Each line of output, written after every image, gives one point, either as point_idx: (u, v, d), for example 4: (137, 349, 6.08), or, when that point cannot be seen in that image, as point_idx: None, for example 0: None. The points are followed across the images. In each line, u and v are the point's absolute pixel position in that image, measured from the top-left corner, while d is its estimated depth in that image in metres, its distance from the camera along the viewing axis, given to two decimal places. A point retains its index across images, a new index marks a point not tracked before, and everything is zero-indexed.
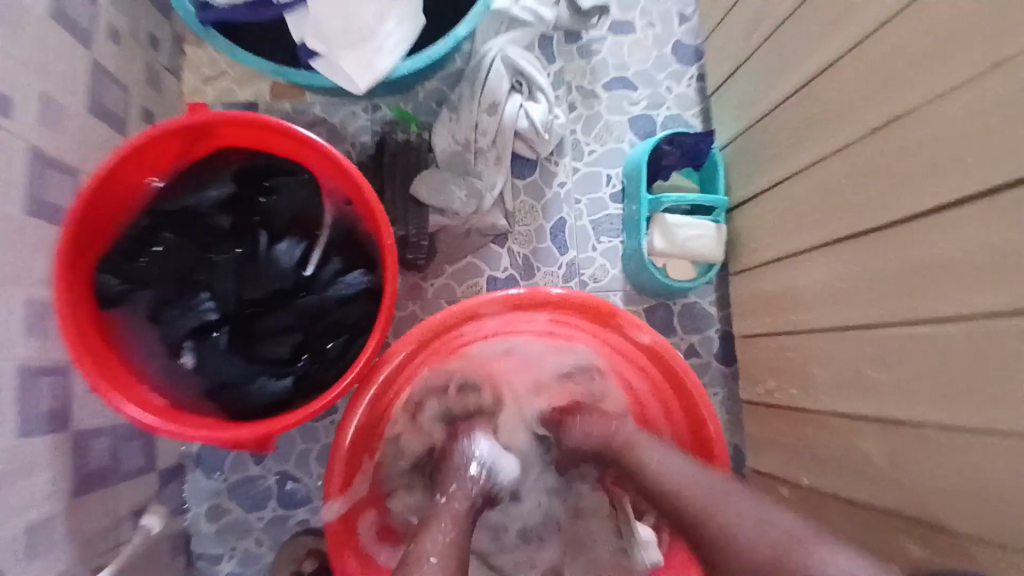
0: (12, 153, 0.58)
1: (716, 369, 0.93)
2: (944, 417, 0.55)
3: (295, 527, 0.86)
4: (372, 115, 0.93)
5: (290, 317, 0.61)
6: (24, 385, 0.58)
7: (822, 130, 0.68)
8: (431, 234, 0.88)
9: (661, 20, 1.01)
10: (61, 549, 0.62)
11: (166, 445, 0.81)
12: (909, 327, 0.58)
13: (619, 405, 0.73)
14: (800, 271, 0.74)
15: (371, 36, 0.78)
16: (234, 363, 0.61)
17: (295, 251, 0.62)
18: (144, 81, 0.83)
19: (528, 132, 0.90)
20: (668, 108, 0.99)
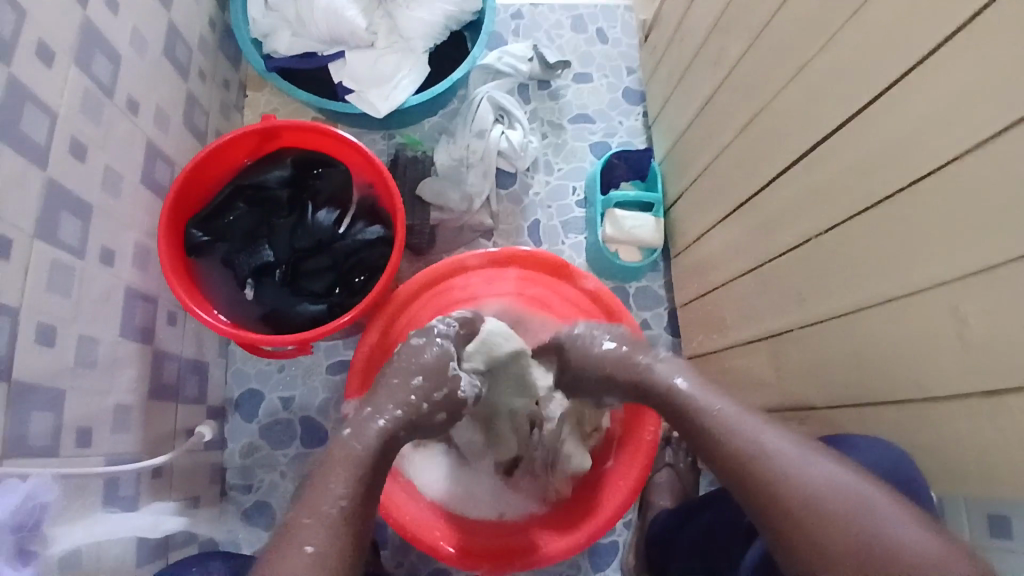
0: (135, 140, 0.82)
1: (665, 338, 1.14)
2: (795, 319, 0.76)
3: None
4: (388, 141, 1.20)
5: (326, 259, 0.84)
6: (128, 302, 0.80)
7: (716, 133, 0.93)
8: (432, 227, 1.13)
9: (613, 72, 1.30)
10: (139, 434, 0.80)
11: (214, 387, 1.01)
12: (772, 261, 0.80)
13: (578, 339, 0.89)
14: (712, 240, 0.96)
15: (390, 79, 1.06)
16: (282, 294, 0.83)
17: (331, 215, 0.86)
18: (218, 110, 1.10)
19: (509, 151, 1.16)
20: (619, 137, 1.26)
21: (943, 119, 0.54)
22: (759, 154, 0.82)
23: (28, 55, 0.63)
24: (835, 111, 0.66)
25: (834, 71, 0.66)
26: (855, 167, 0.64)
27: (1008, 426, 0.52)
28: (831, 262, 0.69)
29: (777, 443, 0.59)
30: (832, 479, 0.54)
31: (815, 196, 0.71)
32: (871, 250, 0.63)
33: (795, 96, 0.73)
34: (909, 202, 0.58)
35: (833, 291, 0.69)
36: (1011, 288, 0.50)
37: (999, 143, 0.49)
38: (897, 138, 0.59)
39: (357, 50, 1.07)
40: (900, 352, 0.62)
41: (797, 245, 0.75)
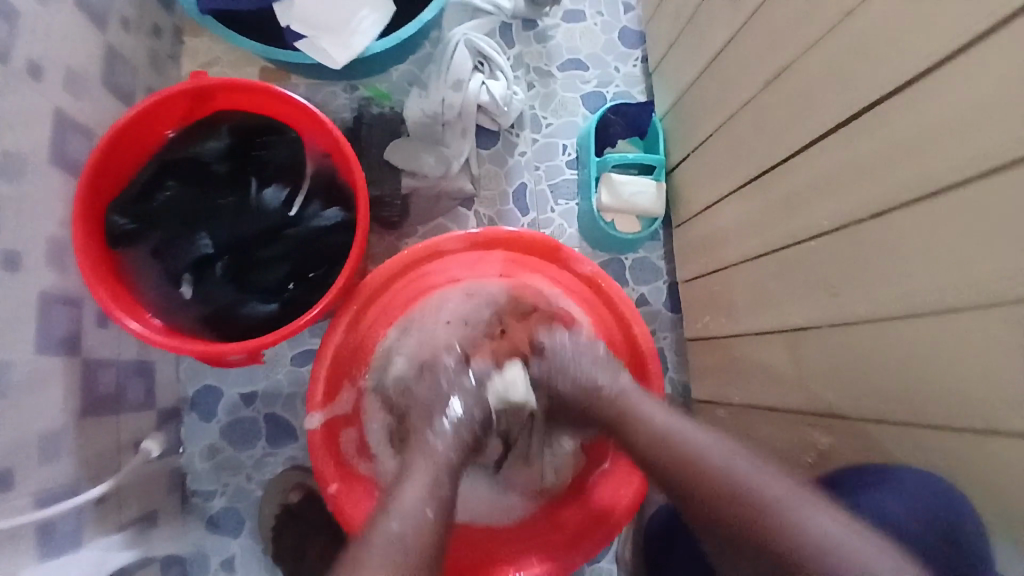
0: (42, 112, 0.68)
1: (664, 315, 1.04)
2: (824, 316, 0.66)
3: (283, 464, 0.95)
4: (350, 94, 1.04)
5: (277, 248, 0.71)
6: (44, 308, 0.68)
7: (733, 91, 0.80)
8: (404, 196, 0.99)
9: (608, 9, 1.13)
10: (71, 458, 0.71)
11: (164, 386, 0.90)
12: (795, 246, 0.70)
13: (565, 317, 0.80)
14: (724, 214, 0.85)
15: (348, 21, 0.89)
16: (227, 291, 0.71)
17: (280, 195, 0.73)
18: (149, 64, 0.93)
19: (490, 106, 1.01)
20: (615, 86, 1.11)
21: None
22: (789, 120, 0.69)
23: None
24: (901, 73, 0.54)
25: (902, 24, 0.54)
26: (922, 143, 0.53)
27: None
28: (880, 252, 0.59)
29: (748, 472, 0.57)
30: (844, 543, 0.50)
31: (857, 177, 0.60)
32: (935, 247, 0.53)
33: (843, 53, 0.61)
34: (987, 196, 0.48)
35: (875, 290, 0.60)
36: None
37: None
38: (980, 117, 0.48)
39: None
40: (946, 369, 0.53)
41: (833, 231, 0.64)
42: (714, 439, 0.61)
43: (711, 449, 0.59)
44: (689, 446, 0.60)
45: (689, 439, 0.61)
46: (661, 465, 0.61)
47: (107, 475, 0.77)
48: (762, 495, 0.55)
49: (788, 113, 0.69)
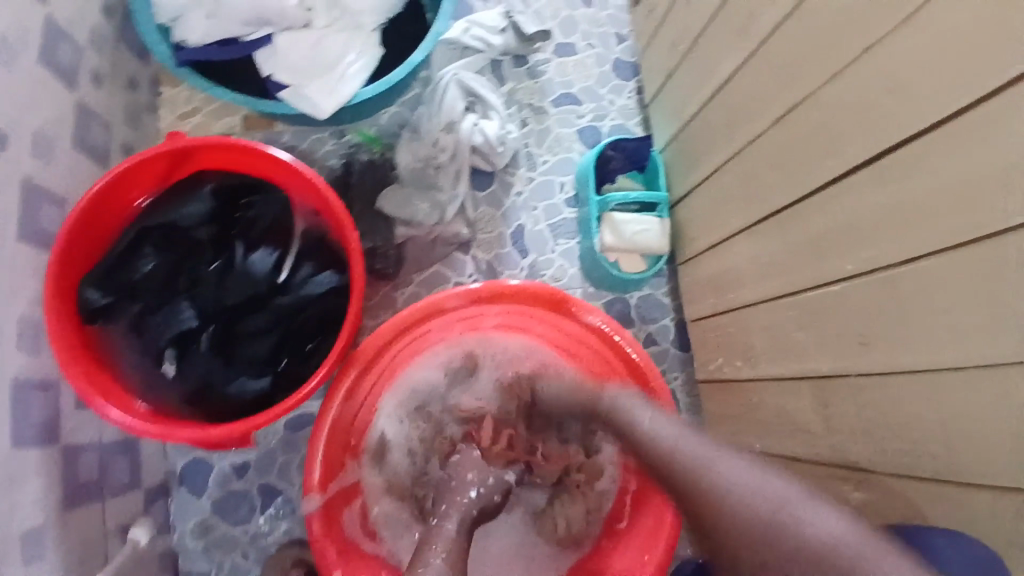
0: (7, 183, 0.63)
1: (674, 355, 1.01)
2: (856, 365, 0.63)
3: (281, 537, 0.89)
4: (338, 140, 1.00)
5: (267, 319, 0.67)
6: (17, 395, 0.62)
7: (742, 123, 0.77)
8: (398, 245, 0.95)
9: (600, 41, 1.11)
10: (55, 557, 0.65)
11: (150, 462, 0.84)
12: (818, 289, 0.67)
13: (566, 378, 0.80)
14: (736, 251, 0.81)
15: (334, 67, 0.85)
16: (211, 367, 0.67)
17: (268, 260, 0.68)
18: (124, 118, 0.89)
19: (484, 146, 0.98)
20: (611, 119, 1.08)
21: None
22: (803, 160, 0.66)
23: None
24: (937, 106, 0.51)
25: (934, 52, 0.51)
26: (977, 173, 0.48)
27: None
28: (915, 304, 0.56)
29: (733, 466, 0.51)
30: (760, 489, 0.48)
31: (890, 218, 0.57)
32: (977, 295, 0.50)
33: (865, 86, 0.58)
34: None
35: (912, 341, 0.56)
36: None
37: None
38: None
39: (290, 34, 0.85)
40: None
41: (857, 276, 0.61)
42: (751, 472, 0.50)
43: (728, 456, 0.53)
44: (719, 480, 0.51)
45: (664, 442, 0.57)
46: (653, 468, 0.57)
47: (94, 569, 0.70)
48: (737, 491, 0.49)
49: (802, 152, 0.66)
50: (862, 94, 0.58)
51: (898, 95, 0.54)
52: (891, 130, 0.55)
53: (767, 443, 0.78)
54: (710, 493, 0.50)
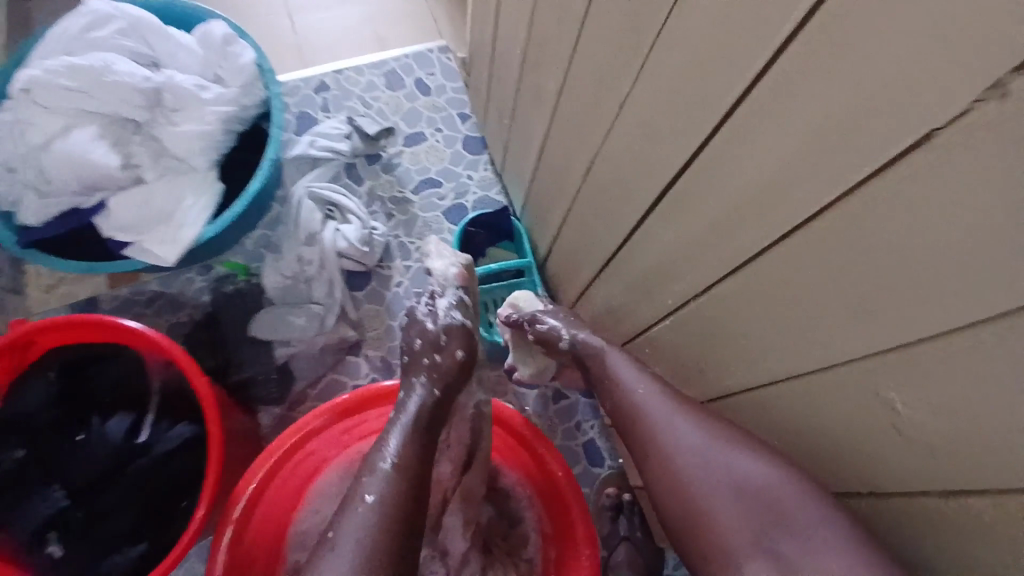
0: None
1: (585, 403, 1.01)
2: (710, 389, 0.66)
3: None
4: (206, 275, 1.00)
5: (131, 485, 0.65)
6: None
7: (566, 180, 0.81)
8: (280, 365, 0.93)
9: (445, 124, 1.16)
10: None
11: None
12: (659, 322, 0.69)
13: None
14: (596, 297, 0.85)
15: (174, 215, 0.86)
16: (85, 547, 0.63)
17: (123, 422, 0.68)
18: None
19: (351, 250, 0.99)
20: (473, 193, 1.12)
21: (793, 183, 0.42)
22: (609, 210, 0.70)
23: None
24: (669, 156, 0.54)
25: (653, 106, 0.54)
26: (713, 216, 0.51)
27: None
28: (724, 323, 0.58)
29: (671, 418, 0.61)
30: (703, 445, 0.58)
31: (679, 253, 0.59)
32: (756, 313, 0.52)
33: (622, 142, 0.61)
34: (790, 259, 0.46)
35: (738, 355, 0.58)
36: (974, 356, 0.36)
37: (848, 205, 0.39)
38: (756, 170, 0.45)
39: (122, 192, 0.87)
40: (854, 434, 0.49)
41: (679, 307, 0.64)
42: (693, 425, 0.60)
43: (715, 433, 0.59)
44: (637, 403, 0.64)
45: (629, 393, 0.65)
46: (620, 413, 0.65)
47: None
48: (675, 441, 0.59)
49: (606, 203, 0.70)
50: (627, 147, 0.61)
51: (641, 146, 0.58)
52: (648, 178, 0.59)
53: None
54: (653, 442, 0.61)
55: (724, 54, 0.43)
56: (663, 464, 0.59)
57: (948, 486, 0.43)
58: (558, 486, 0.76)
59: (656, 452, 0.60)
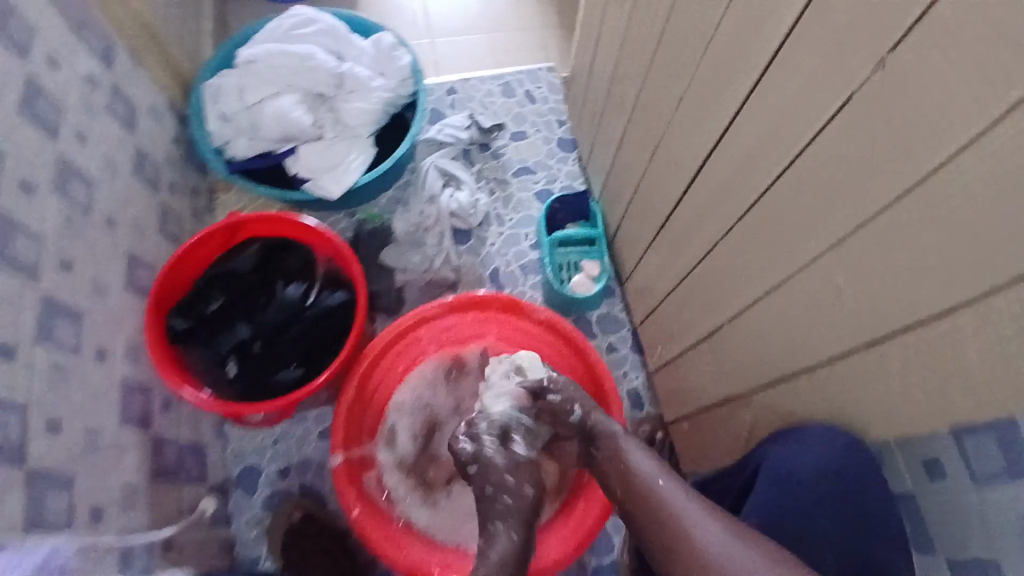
0: (118, 253, 0.90)
1: (633, 357, 1.22)
2: (722, 316, 0.85)
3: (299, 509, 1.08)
4: (350, 219, 1.30)
5: (299, 330, 0.92)
6: (123, 395, 0.87)
7: (634, 164, 1.04)
8: (398, 289, 1.21)
9: (545, 127, 1.43)
10: (143, 513, 0.86)
11: (212, 467, 1.08)
12: (694, 268, 0.90)
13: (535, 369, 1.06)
14: (649, 259, 1.06)
15: (341, 163, 1.17)
16: (261, 366, 0.91)
17: (299, 288, 0.94)
18: (191, 215, 1.18)
19: (459, 211, 1.27)
20: (561, 182, 1.37)
21: (781, 141, 0.62)
22: (667, 180, 0.92)
23: (11, 189, 0.71)
24: (707, 131, 0.76)
25: (701, 93, 0.76)
26: (733, 169, 0.73)
27: (898, 363, 0.57)
28: (734, 259, 0.77)
29: (669, 487, 0.69)
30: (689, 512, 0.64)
31: (711, 204, 0.80)
32: (754, 245, 0.72)
33: (678, 124, 0.84)
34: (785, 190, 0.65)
35: (739, 283, 0.78)
36: (861, 250, 0.56)
37: (810, 149, 0.58)
38: (761, 131, 0.65)
39: (307, 143, 1.18)
40: (806, 330, 0.68)
41: (708, 250, 0.85)
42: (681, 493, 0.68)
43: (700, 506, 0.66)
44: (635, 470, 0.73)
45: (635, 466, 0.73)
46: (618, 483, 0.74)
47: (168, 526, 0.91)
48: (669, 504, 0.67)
49: (663, 175, 0.93)
50: (682, 127, 0.83)
51: (690, 125, 0.80)
52: (694, 148, 0.81)
53: (698, 403, 0.98)
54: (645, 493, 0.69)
55: (738, 53, 0.65)
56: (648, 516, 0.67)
57: (851, 355, 0.63)
58: (601, 390, 0.95)
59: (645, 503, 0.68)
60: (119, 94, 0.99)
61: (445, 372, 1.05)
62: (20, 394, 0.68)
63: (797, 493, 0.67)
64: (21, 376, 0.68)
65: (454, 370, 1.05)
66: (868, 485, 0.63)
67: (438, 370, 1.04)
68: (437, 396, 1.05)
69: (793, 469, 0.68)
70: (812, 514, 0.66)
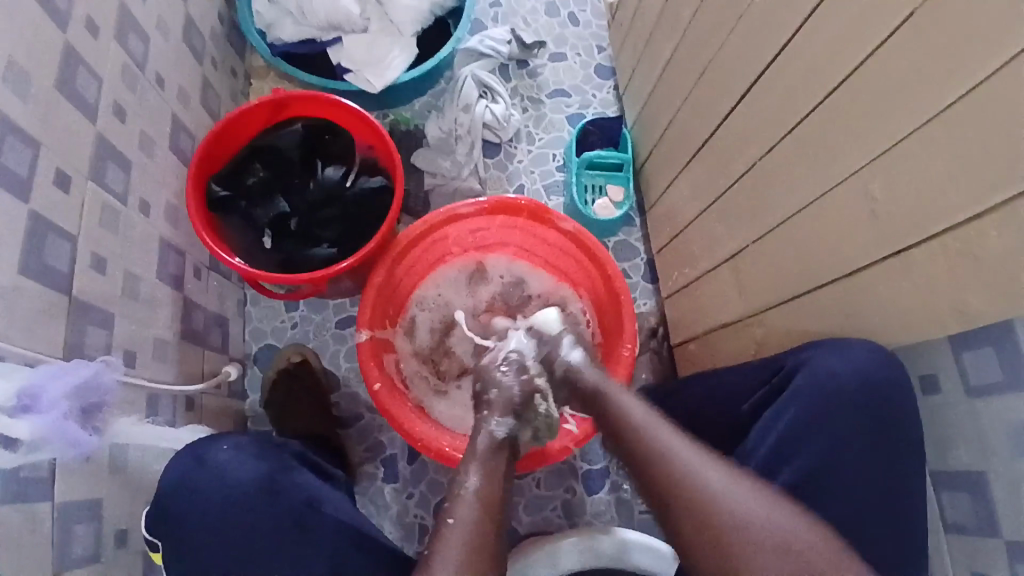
0: (164, 112, 0.90)
1: (645, 285, 1.27)
2: (751, 235, 0.88)
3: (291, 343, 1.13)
4: (382, 120, 1.29)
5: (336, 211, 0.95)
6: (162, 252, 0.87)
7: (680, 86, 1.05)
8: (426, 192, 1.23)
9: (585, 51, 1.42)
10: (173, 367, 0.88)
11: (234, 341, 1.09)
12: (727, 190, 0.93)
13: (556, 279, 1.09)
14: (680, 186, 1.09)
15: (384, 58, 1.17)
16: (296, 241, 0.94)
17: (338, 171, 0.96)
18: (229, 95, 1.17)
19: (493, 122, 1.27)
20: (594, 108, 1.38)
21: (854, 48, 0.64)
22: (713, 101, 0.93)
23: (76, 24, 0.72)
24: (769, 44, 0.78)
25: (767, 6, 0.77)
26: (791, 86, 0.75)
27: (919, 272, 0.62)
28: (776, 176, 0.80)
29: (669, 437, 0.70)
30: (714, 480, 0.64)
31: (757, 124, 0.83)
32: (799, 158, 0.75)
33: (736, 42, 0.85)
34: (838, 105, 0.68)
35: (777, 202, 0.81)
36: (904, 159, 0.61)
37: (884, 50, 0.61)
38: (831, 39, 0.67)
39: (352, 34, 1.18)
40: (840, 245, 0.72)
41: (745, 171, 0.87)
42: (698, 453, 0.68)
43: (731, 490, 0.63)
44: (639, 422, 0.74)
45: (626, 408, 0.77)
46: (618, 420, 0.76)
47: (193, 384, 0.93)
48: (680, 459, 0.67)
49: (710, 97, 0.94)
50: (738, 46, 0.84)
51: (749, 41, 0.82)
52: (747, 66, 0.83)
53: (708, 325, 1.03)
54: (659, 469, 0.67)
55: None
56: (661, 475, 0.67)
57: (876, 263, 0.67)
58: (617, 302, 0.97)
59: (655, 470, 0.68)
60: None
61: (468, 272, 1.10)
62: (73, 222, 0.69)
63: (829, 394, 0.74)
64: (75, 206, 0.70)
65: (474, 270, 1.10)
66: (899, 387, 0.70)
67: (462, 268, 1.09)
68: (458, 296, 1.10)
69: (830, 374, 0.74)
70: (838, 406, 0.74)
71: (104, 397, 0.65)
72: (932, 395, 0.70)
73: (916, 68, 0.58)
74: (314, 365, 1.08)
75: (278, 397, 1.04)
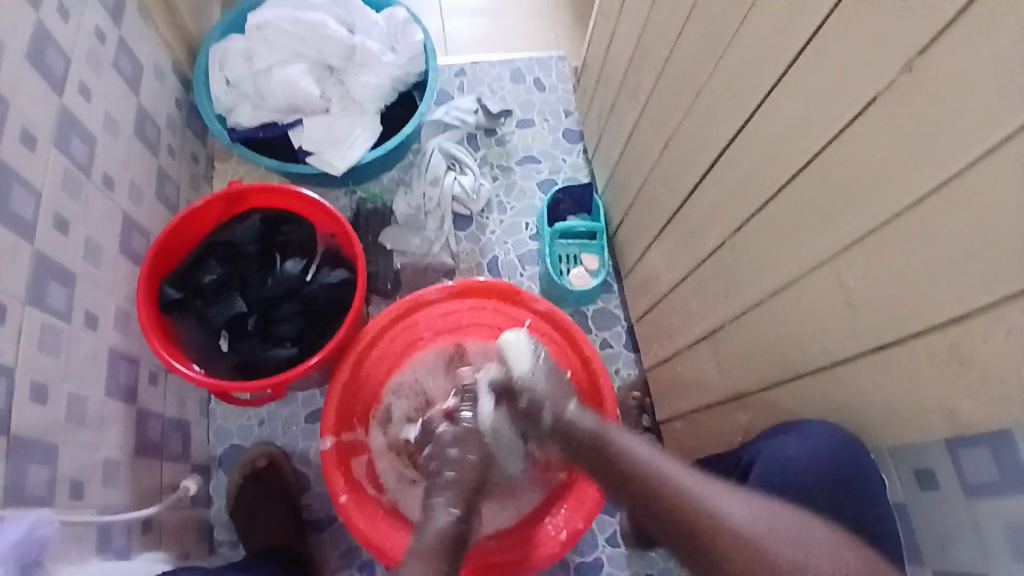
0: (113, 215, 0.87)
1: (627, 354, 1.23)
2: (727, 315, 0.86)
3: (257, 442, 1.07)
4: (350, 196, 1.28)
5: (297, 307, 0.91)
6: (111, 363, 0.83)
7: (647, 157, 1.04)
8: (396, 270, 1.20)
9: (552, 116, 1.42)
10: (126, 487, 0.82)
11: (196, 444, 1.03)
12: (701, 266, 0.91)
13: None
14: (654, 255, 1.07)
15: (346, 138, 1.15)
16: (257, 341, 0.90)
17: (298, 264, 0.92)
18: (188, 183, 1.14)
19: (462, 195, 1.26)
20: (564, 173, 1.37)
21: (816, 139, 0.63)
22: (680, 176, 0.92)
23: (10, 138, 0.68)
24: (732, 123, 0.76)
25: (729, 86, 0.75)
26: (753, 169, 0.74)
27: (904, 368, 0.59)
28: (750, 259, 0.78)
29: (694, 484, 0.63)
30: (748, 519, 0.58)
31: (727, 204, 0.81)
32: (770, 243, 0.73)
33: (698, 120, 0.84)
34: (800, 195, 0.67)
35: (752, 284, 0.79)
36: (876, 255, 0.59)
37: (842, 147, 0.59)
38: (793, 126, 0.65)
39: (313, 116, 1.17)
40: (817, 335, 0.69)
41: (717, 249, 0.85)
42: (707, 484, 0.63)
43: (777, 529, 0.57)
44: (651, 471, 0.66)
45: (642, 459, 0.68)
46: (639, 492, 0.66)
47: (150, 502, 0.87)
48: (723, 512, 0.59)
49: (677, 172, 0.93)
50: (702, 125, 0.83)
51: (712, 121, 0.80)
52: (711, 146, 0.82)
53: (693, 403, 0.99)
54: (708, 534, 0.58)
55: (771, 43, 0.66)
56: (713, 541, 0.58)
57: (858, 359, 0.65)
58: (596, 386, 0.93)
59: (706, 537, 0.58)
60: (126, 50, 0.96)
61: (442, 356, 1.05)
62: (9, 355, 0.65)
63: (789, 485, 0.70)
64: (11, 337, 0.65)
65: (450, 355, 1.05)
66: (866, 473, 0.66)
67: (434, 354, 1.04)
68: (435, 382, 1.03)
69: (788, 463, 0.70)
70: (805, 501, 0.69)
71: (41, 549, 0.61)
72: (908, 489, 0.65)
73: (871, 165, 0.57)
74: (282, 469, 1.02)
75: (241, 506, 0.98)
